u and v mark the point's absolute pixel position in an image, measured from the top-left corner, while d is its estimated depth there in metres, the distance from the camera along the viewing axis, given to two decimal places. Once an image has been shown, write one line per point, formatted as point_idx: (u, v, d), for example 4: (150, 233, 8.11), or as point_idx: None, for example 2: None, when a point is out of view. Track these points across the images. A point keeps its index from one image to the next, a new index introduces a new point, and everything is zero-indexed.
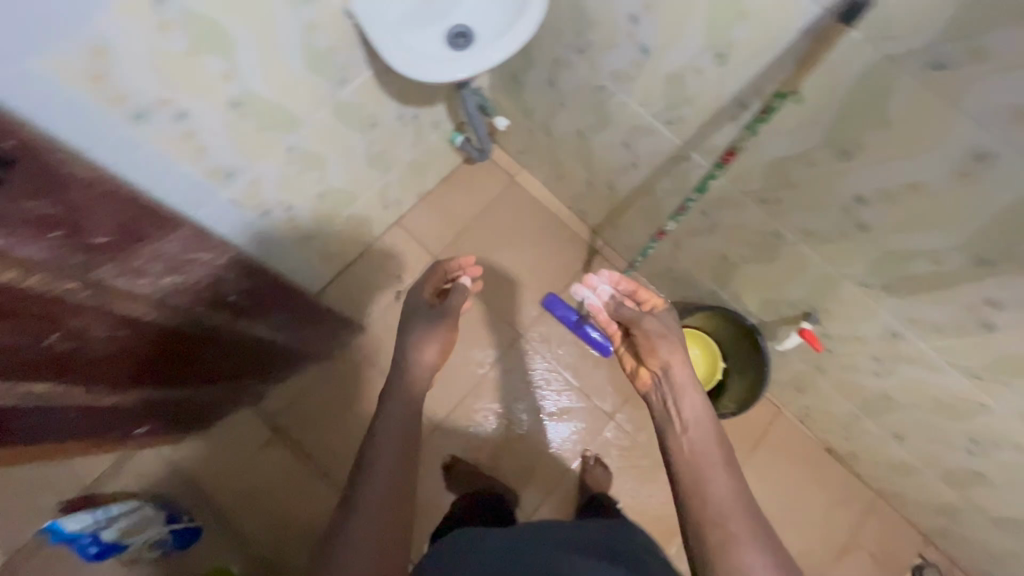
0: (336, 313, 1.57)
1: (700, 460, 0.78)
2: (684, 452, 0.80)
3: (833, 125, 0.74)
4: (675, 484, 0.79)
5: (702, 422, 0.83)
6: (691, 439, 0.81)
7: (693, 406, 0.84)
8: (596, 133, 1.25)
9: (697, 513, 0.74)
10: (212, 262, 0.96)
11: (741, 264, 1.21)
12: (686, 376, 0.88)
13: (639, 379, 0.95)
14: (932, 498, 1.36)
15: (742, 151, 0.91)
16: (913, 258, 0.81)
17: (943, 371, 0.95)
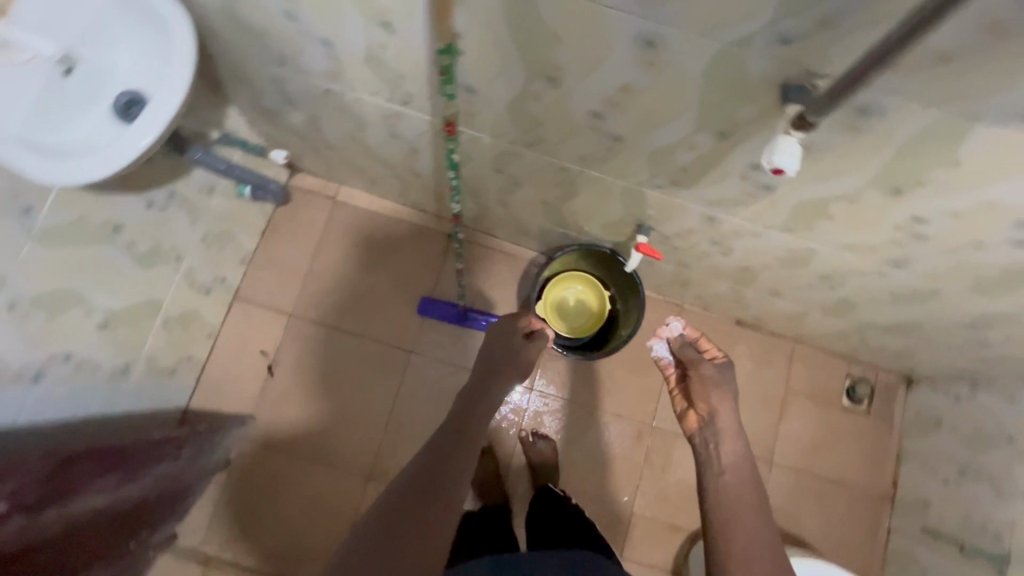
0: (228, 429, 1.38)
1: (735, 505, 0.74)
2: (716, 494, 0.76)
3: (521, 57, 0.66)
4: (704, 523, 0.75)
5: (740, 466, 0.78)
6: (726, 482, 0.76)
7: (734, 449, 0.79)
8: (363, 133, 1.14)
9: (722, 552, 0.70)
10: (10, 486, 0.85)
11: (562, 203, 1.15)
12: (734, 425, 0.82)
13: (685, 422, 0.89)
14: (831, 328, 1.41)
15: (477, 107, 0.83)
16: (674, 150, 0.76)
17: (766, 234, 0.93)
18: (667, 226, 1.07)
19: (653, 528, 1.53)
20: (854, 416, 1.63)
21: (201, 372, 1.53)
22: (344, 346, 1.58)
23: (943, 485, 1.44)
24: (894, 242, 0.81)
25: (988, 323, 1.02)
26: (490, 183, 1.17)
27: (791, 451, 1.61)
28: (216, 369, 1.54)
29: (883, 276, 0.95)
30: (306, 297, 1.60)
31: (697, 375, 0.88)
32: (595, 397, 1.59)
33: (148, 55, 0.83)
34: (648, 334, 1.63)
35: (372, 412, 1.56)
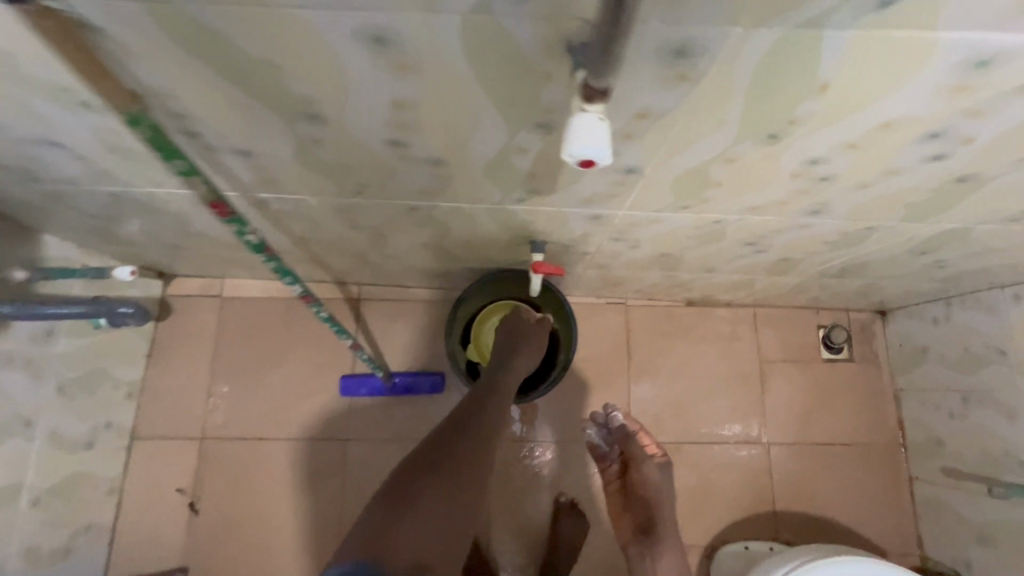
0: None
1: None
2: None
3: (259, 100, 0.51)
4: None
5: None
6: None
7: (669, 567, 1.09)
8: (192, 225, 0.97)
9: None
10: None
11: (442, 240, 1.00)
12: (673, 543, 1.11)
13: (620, 525, 1.18)
14: (783, 286, 1.28)
15: (269, 169, 0.67)
16: (506, 159, 0.61)
17: (661, 218, 0.79)
18: (559, 236, 0.92)
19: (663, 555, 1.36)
20: (839, 366, 1.50)
21: (112, 535, 1.31)
22: (272, 454, 1.39)
23: (949, 418, 1.31)
24: (797, 193, 0.68)
25: (936, 245, 0.89)
26: (357, 241, 1.02)
27: (786, 423, 1.46)
28: (129, 526, 1.32)
29: (806, 228, 0.81)
30: (215, 411, 1.41)
31: (639, 480, 1.16)
32: (561, 429, 1.43)
33: None
34: (598, 343, 1.48)
35: (321, 520, 1.37)
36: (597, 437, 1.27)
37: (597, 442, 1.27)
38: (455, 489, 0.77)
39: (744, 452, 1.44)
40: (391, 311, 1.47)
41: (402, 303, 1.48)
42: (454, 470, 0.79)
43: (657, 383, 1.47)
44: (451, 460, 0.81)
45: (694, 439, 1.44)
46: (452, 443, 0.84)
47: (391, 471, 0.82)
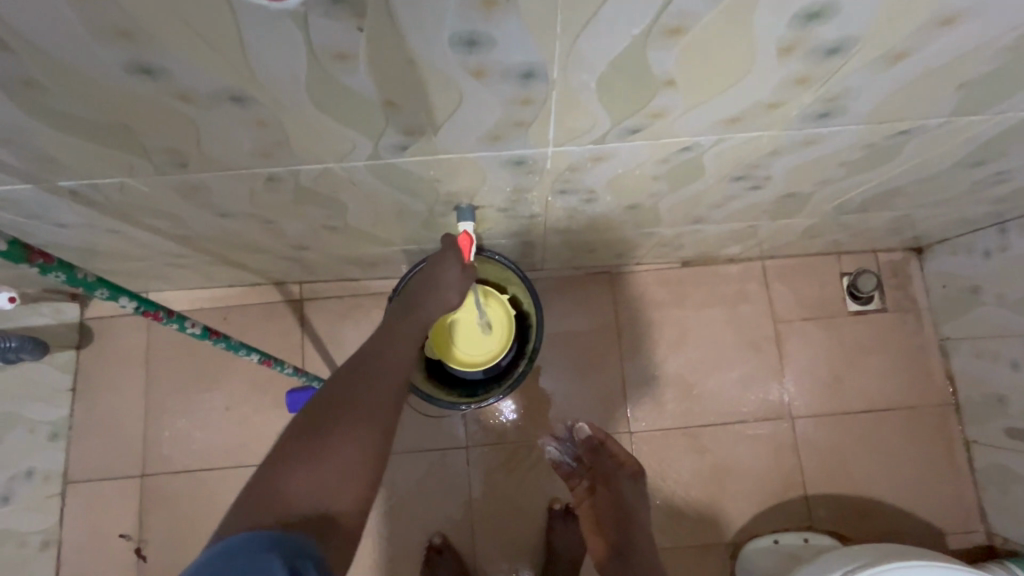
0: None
1: None
2: None
3: None
4: None
5: None
6: None
7: None
8: (38, 234, 0.78)
9: None
10: None
11: (349, 221, 0.79)
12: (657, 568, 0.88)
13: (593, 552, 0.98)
14: (792, 232, 1.04)
15: (30, 139, 0.48)
16: (331, 77, 0.41)
17: (609, 154, 0.58)
18: (486, 197, 0.71)
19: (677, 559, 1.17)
20: (870, 319, 1.27)
21: None
22: (222, 485, 1.23)
23: (1011, 370, 1.07)
24: (791, 83, 0.45)
25: (995, 150, 0.65)
26: (248, 232, 0.82)
27: (813, 392, 1.24)
28: None
29: (812, 144, 0.58)
30: (153, 444, 1.24)
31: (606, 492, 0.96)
32: (548, 425, 1.23)
33: None
34: (581, 322, 1.27)
35: None
36: (559, 454, 1.09)
37: (561, 460, 1.09)
38: (394, 411, 0.58)
39: (766, 431, 1.23)
40: (340, 310, 1.28)
41: (352, 299, 1.28)
42: (388, 388, 0.58)
43: (655, 360, 1.26)
44: (386, 375, 0.59)
45: (704, 421, 1.23)
46: (378, 355, 0.61)
47: (309, 430, 0.53)
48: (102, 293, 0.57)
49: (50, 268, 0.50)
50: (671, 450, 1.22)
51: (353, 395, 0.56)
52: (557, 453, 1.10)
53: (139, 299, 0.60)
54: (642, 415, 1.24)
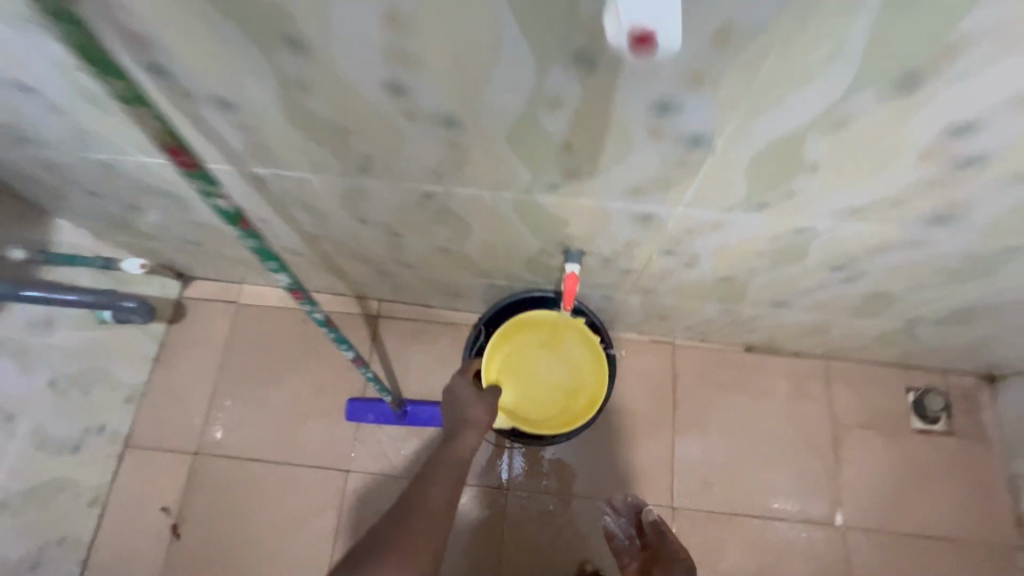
0: None
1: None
2: None
3: (229, 19, 0.42)
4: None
5: None
6: None
7: None
8: (200, 214, 0.90)
9: None
10: None
11: (462, 249, 0.88)
12: None
13: None
14: (867, 335, 1.07)
15: (257, 134, 0.59)
16: (532, 121, 0.50)
17: (726, 223, 0.65)
18: (596, 247, 0.78)
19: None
20: (934, 442, 1.23)
21: (92, 547, 1.21)
22: (267, 478, 1.26)
23: None
24: (931, 184, 0.53)
25: None
26: (370, 243, 0.90)
27: (867, 505, 1.19)
28: (111, 540, 1.22)
29: (917, 246, 0.64)
30: (211, 425, 1.29)
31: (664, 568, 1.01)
32: (587, 484, 1.22)
33: None
34: (637, 385, 1.28)
35: (307, 557, 1.20)
36: (615, 528, 1.14)
37: (616, 535, 1.13)
38: (433, 528, 0.69)
39: (812, 535, 1.18)
40: (410, 331, 1.35)
41: (424, 324, 1.35)
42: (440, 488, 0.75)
43: (705, 440, 1.25)
44: (426, 497, 0.73)
45: (750, 512, 1.20)
46: (440, 455, 0.80)
47: None
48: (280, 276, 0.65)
49: (249, 237, 0.58)
50: (712, 534, 1.19)
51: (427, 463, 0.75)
52: (614, 527, 1.15)
53: (292, 277, 0.66)
54: (687, 493, 1.21)
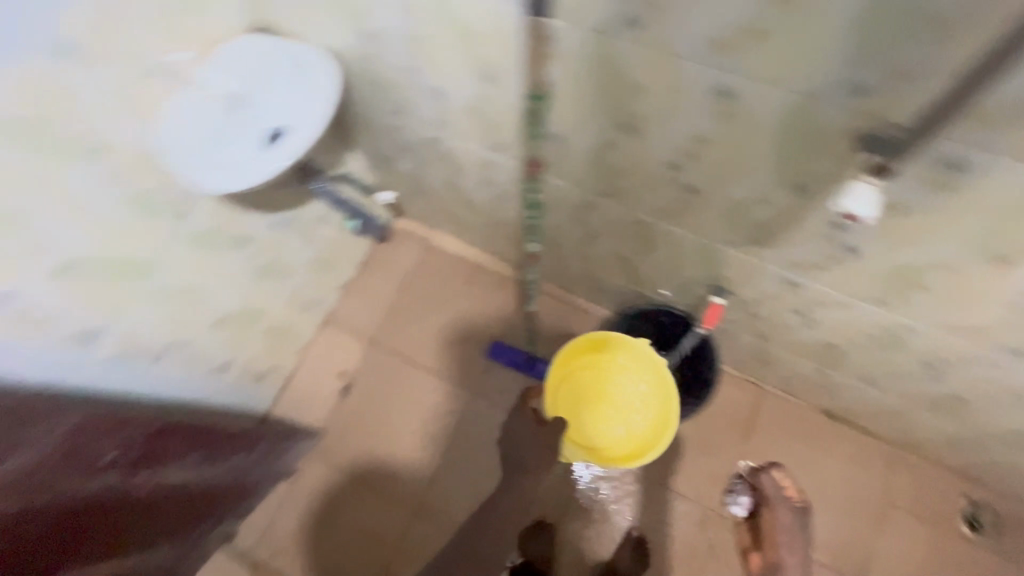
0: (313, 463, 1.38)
1: None
2: None
3: (607, 106, 0.74)
4: None
5: None
6: None
7: None
8: (459, 180, 1.25)
9: None
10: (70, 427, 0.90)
11: (636, 260, 1.17)
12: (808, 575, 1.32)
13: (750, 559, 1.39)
14: (939, 432, 1.24)
15: (559, 156, 0.90)
16: (750, 204, 0.78)
17: (851, 304, 0.89)
18: (744, 290, 1.04)
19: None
20: (972, 548, 1.37)
21: (283, 387, 1.61)
22: (415, 380, 1.62)
23: None
24: (1003, 326, 0.78)
25: None
26: (567, 236, 1.22)
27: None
28: (298, 385, 1.62)
29: (993, 366, 0.86)
30: (385, 328, 1.67)
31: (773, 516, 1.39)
32: (656, 472, 1.47)
33: (294, 91, 0.95)
34: (719, 411, 1.50)
35: (429, 447, 1.56)
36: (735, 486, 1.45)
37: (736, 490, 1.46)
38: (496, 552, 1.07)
39: None
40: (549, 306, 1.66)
41: (562, 305, 1.65)
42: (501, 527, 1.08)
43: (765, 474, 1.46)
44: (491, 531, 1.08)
45: None
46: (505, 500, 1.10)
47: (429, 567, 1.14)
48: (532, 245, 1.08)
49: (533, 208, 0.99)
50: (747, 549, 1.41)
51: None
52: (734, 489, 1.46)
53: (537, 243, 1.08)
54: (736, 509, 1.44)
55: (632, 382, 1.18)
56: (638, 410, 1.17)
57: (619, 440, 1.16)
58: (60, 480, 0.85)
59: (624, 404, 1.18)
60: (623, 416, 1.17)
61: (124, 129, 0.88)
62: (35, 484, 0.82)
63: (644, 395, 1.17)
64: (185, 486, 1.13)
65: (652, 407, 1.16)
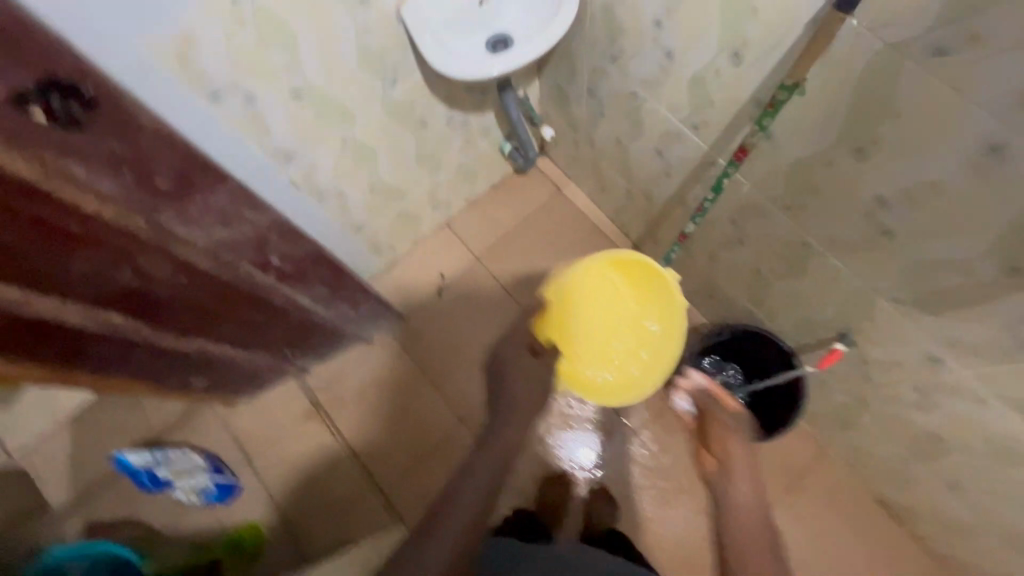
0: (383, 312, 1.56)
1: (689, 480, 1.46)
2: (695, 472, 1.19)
3: (847, 121, 0.72)
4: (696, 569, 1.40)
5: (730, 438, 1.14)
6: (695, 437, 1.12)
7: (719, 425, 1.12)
8: (632, 141, 1.27)
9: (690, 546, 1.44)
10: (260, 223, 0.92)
11: (773, 280, 1.16)
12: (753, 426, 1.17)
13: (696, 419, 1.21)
14: (1000, 564, 1.19)
15: (761, 153, 0.90)
16: (943, 268, 0.75)
17: (989, 403, 0.86)
18: (875, 349, 1.02)
19: (735, 536, 0.96)
20: None
21: (389, 266, 1.74)
22: (502, 307, 1.70)
23: None
24: None
25: None
26: (714, 230, 1.22)
27: None
28: (401, 269, 1.74)
29: None
30: (494, 252, 1.74)
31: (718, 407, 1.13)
32: (689, 483, 1.48)
33: (534, 8, 1.04)
34: (773, 451, 1.45)
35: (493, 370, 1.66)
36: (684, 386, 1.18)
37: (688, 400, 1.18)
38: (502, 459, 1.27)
39: None
40: None
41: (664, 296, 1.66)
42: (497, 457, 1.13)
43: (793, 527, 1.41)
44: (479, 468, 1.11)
45: None
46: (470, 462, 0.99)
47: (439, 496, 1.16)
48: (690, 225, 1.08)
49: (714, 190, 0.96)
50: None
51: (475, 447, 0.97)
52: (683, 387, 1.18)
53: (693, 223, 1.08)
54: None
55: (638, 310, 0.99)
56: (642, 334, 0.98)
57: (622, 372, 0.98)
58: (234, 263, 0.97)
59: (624, 336, 0.99)
60: (625, 346, 0.99)
61: None
62: (214, 252, 0.91)
63: (651, 323, 0.98)
64: (301, 307, 1.26)
65: (653, 327, 0.98)
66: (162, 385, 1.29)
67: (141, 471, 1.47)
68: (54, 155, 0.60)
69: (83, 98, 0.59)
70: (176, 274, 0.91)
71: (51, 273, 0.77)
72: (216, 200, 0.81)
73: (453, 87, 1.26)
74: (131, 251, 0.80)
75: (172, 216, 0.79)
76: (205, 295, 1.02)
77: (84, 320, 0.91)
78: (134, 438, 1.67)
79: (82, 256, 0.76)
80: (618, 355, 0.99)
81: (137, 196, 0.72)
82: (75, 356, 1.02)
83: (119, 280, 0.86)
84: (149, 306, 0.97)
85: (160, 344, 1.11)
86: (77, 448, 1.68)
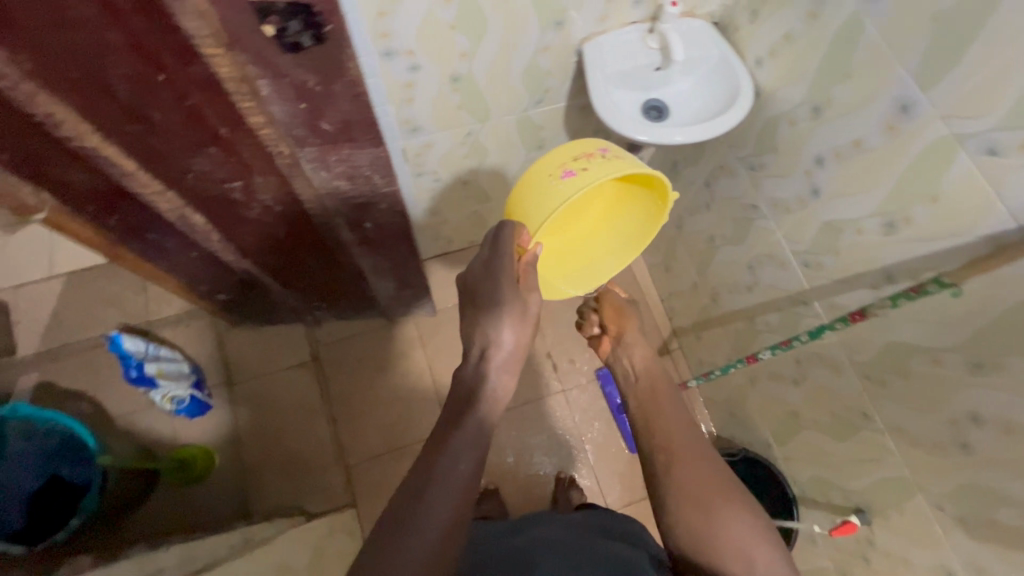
0: (406, 291, 1.43)
1: (656, 395, 0.79)
2: (641, 393, 0.81)
3: (980, 335, 0.73)
4: None
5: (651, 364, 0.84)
6: (643, 381, 0.82)
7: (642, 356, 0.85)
8: (726, 244, 1.27)
9: None
10: (378, 189, 0.89)
11: (810, 428, 1.16)
12: (640, 338, 0.88)
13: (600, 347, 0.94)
14: None
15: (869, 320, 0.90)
16: (1005, 504, 0.76)
17: None
18: (889, 539, 1.01)
19: (636, 390, 0.81)
20: None
21: (435, 256, 1.72)
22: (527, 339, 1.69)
23: None
24: None
25: None
26: (772, 359, 1.22)
27: None
28: (448, 263, 1.73)
29: None
30: None
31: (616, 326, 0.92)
32: None
33: (703, 95, 1.06)
34: None
35: None
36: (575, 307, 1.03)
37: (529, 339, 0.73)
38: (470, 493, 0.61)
39: None
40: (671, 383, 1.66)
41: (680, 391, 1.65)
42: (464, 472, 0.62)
43: None
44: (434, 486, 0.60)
45: None
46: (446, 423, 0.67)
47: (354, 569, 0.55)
48: (766, 352, 1.08)
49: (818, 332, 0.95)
50: None
51: (419, 478, 0.60)
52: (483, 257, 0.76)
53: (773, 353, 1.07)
54: None
55: None
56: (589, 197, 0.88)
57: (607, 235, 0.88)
58: (331, 213, 0.93)
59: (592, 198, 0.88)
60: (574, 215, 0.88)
61: (580, 22, 0.97)
62: (324, 198, 0.88)
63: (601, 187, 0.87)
64: (358, 270, 1.22)
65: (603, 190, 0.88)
66: (190, 289, 1.25)
67: (132, 361, 1.31)
68: (253, 70, 0.59)
69: (319, 37, 0.58)
70: (275, 202, 0.89)
71: (171, 162, 0.75)
72: (357, 157, 0.79)
73: (586, 126, 1.26)
74: (255, 169, 0.78)
75: (311, 155, 0.76)
76: (285, 228, 0.99)
77: (171, 212, 0.88)
78: (129, 319, 1.63)
79: (212, 153, 0.74)
80: (568, 232, 0.88)
81: (297, 126, 0.70)
82: (136, 236, 0.98)
83: (224, 188, 0.83)
84: (230, 218, 0.94)
85: (216, 255, 1.08)
86: (69, 306, 1.63)
